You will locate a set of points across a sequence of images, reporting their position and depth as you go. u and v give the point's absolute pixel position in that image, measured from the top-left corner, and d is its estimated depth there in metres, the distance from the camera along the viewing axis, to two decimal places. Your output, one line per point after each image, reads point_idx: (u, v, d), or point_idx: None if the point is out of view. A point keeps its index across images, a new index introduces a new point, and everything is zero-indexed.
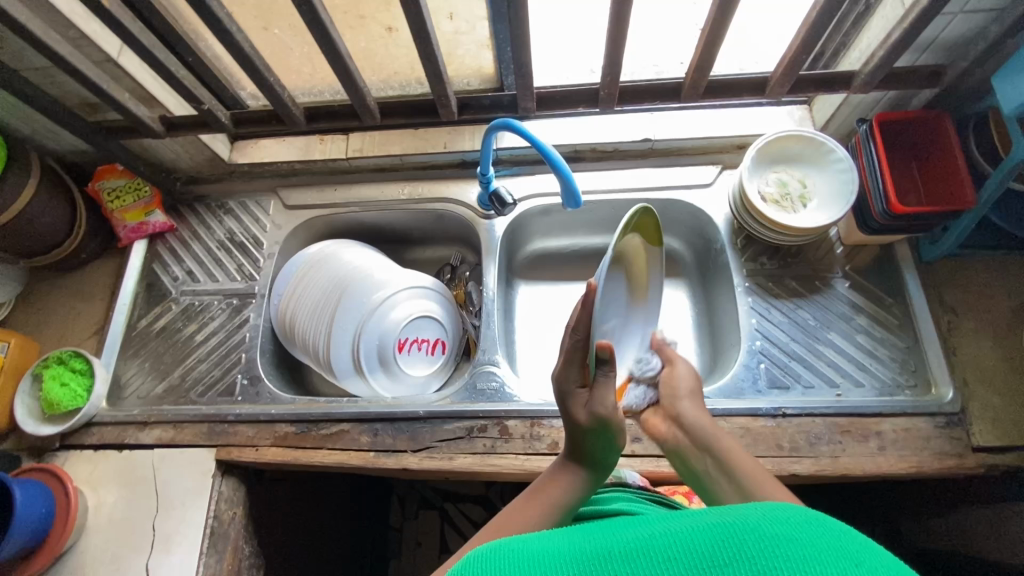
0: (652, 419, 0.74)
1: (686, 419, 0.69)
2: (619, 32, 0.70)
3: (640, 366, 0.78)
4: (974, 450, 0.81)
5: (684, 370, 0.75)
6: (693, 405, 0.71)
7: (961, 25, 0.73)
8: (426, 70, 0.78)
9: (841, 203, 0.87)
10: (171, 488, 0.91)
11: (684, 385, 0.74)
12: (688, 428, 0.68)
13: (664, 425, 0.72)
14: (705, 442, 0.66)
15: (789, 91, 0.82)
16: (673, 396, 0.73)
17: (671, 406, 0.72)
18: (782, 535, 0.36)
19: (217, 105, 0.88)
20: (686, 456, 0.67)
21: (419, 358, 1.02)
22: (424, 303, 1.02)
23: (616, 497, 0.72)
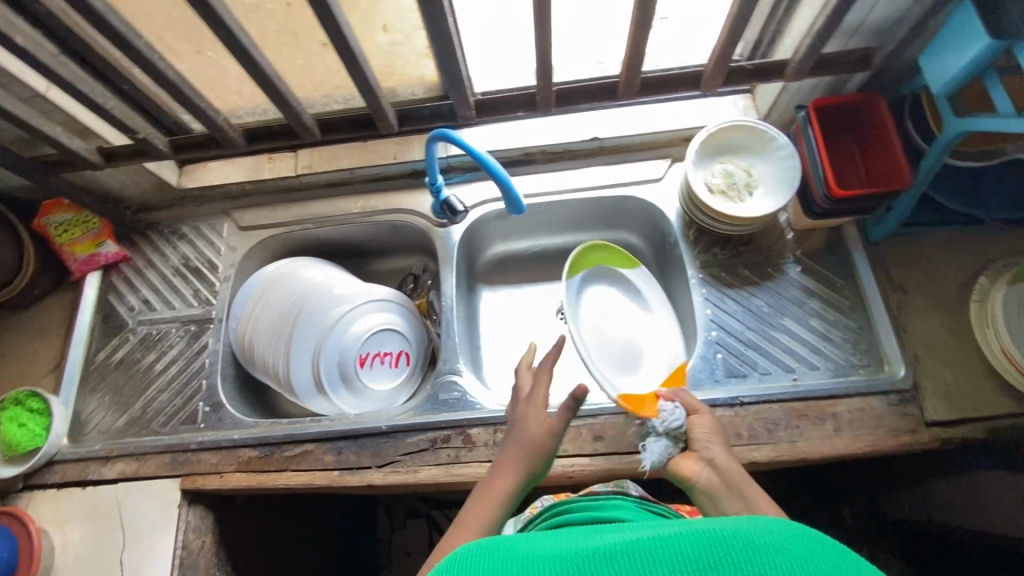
0: (682, 459, 0.71)
1: (722, 466, 0.67)
2: (544, 38, 0.70)
3: (665, 416, 0.74)
4: (928, 425, 0.82)
5: (711, 420, 0.73)
6: (727, 454, 0.69)
7: (884, 9, 0.74)
8: (358, 85, 0.78)
9: (785, 189, 0.88)
10: (137, 521, 0.90)
11: (710, 432, 0.72)
12: (724, 474, 0.66)
13: (694, 467, 0.69)
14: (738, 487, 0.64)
15: (724, 84, 0.82)
16: (706, 441, 0.71)
17: (703, 450, 0.70)
18: (765, 543, 0.38)
19: (153, 133, 0.87)
20: (716, 499, 0.65)
21: (384, 372, 1.02)
22: (386, 315, 1.02)
23: (616, 504, 0.73)
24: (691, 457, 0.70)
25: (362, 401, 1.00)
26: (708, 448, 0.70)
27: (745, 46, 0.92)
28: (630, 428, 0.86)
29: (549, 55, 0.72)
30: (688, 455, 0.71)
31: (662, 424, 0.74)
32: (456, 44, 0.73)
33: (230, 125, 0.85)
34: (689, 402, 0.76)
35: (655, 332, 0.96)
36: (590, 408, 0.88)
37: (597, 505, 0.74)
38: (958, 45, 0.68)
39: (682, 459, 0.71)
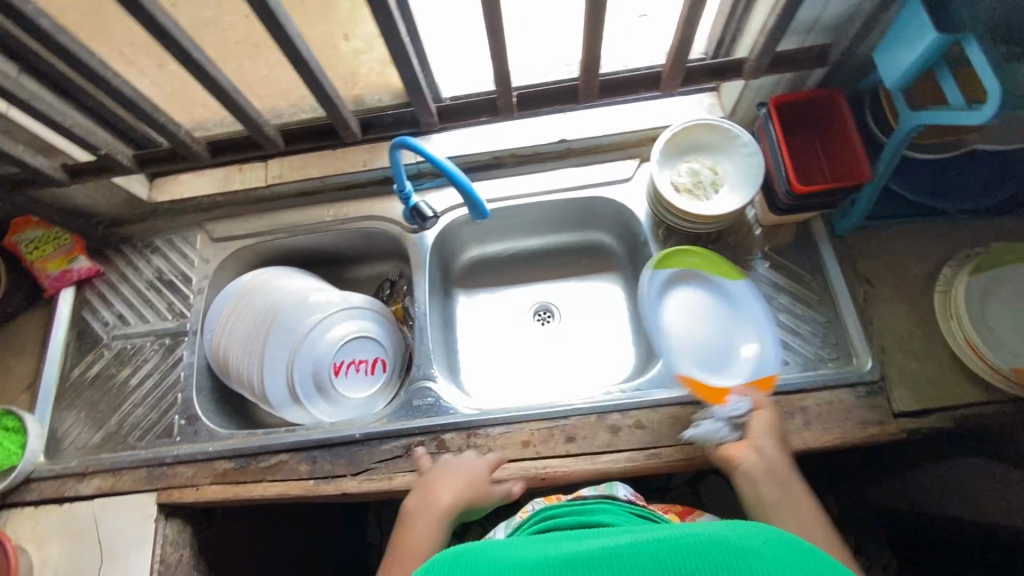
0: (732, 445, 0.78)
1: (771, 458, 0.76)
2: (499, 46, 0.71)
3: (731, 406, 0.81)
4: (895, 416, 0.83)
5: (771, 416, 0.80)
6: (775, 446, 0.78)
7: (836, 5, 0.74)
8: (317, 96, 0.78)
9: (749, 186, 0.89)
10: (115, 537, 0.90)
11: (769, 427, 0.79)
12: (768, 467, 0.75)
13: (743, 452, 0.77)
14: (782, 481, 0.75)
15: (683, 84, 0.83)
16: (757, 435, 0.78)
17: (757, 440, 0.78)
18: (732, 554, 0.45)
19: (116, 149, 0.87)
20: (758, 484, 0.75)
21: (360, 380, 1.02)
22: (361, 321, 1.03)
23: (602, 508, 0.74)
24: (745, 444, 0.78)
25: (339, 408, 1.01)
26: (761, 438, 0.78)
27: (706, 44, 0.92)
28: (602, 428, 0.87)
29: (505, 61, 0.73)
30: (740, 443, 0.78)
31: (724, 410, 0.81)
32: (411, 53, 0.73)
33: (193, 139, 0.85)
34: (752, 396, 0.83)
35: (752, 329, 0.92)
36: (562, 409, 0.88)
37: (585, 511, 0.73)
38: (908, 39, 0.68)
39: (731, 445, 0.79)
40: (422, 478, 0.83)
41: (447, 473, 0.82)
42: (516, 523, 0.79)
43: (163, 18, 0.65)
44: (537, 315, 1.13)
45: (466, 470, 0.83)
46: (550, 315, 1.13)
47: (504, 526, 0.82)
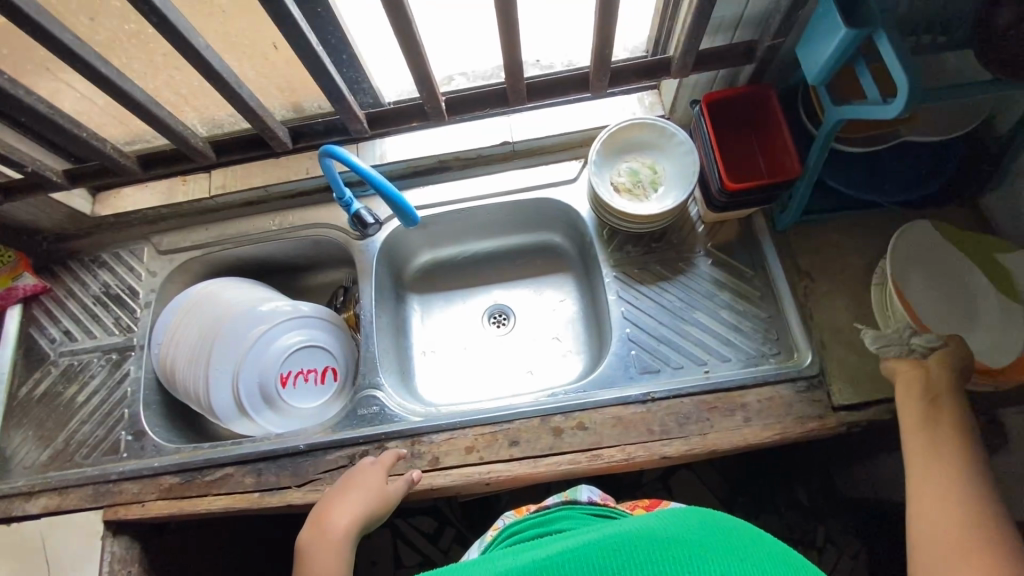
0: (906, 367, 0.75)
1: (942, 394, 0.70)
2: (415, 53, 0.71)
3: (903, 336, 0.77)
4: (835, 410, 0.83)
5: (957, 359, 0.71)
6: (950, 374, 0.71)
7: (755, 2, 0.74)
8: (239, 107, 0.78)
9: (686, 184, 0.88)
10: (60, 556, 0.89)
11: (950, 369, 0.71)
12: (935, 385, 0.71)
13: (916, 370, 0.73)
14: (939, 413, 0.69)
15: (610, 85, 0.84)
16: (936, 364, 0.72)
17: (932, 376, 0.71)
18: (682, 528, 0.48)
19: (44, 165, 0.86)
20: (910, 408, 0.72)
21: (310, 389, 1.02)
22: (312, 331, 1.02)
23: (562, 516, 0.73)
24: (923, 370, 0.73)
25: (289, 415, 1.00)
26: (937, 376, 0.71)
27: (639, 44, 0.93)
28: (545, 431, 0.86)
29: (423, 66, 0.73)
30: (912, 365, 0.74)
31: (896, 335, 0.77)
32: (328, 61, 0.73)
33: (122, 153, 0.85)
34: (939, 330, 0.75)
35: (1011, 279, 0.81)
36: (505, 414, 0.88)
37: (544, 522, 0.72)
38: (822, 34, 0.69)
39: (903, 363, 0.76)
40: (317, 509, 0.80)
41: (347, 493, 0.80)
42: (487, 542, 0.77)
43: (67, 36, 0.65)
44: (491, 319, 1.13)
45: (363, 483, 0.81)
46: (503, 318, 1.12)
47: (478, 545, 0.81)
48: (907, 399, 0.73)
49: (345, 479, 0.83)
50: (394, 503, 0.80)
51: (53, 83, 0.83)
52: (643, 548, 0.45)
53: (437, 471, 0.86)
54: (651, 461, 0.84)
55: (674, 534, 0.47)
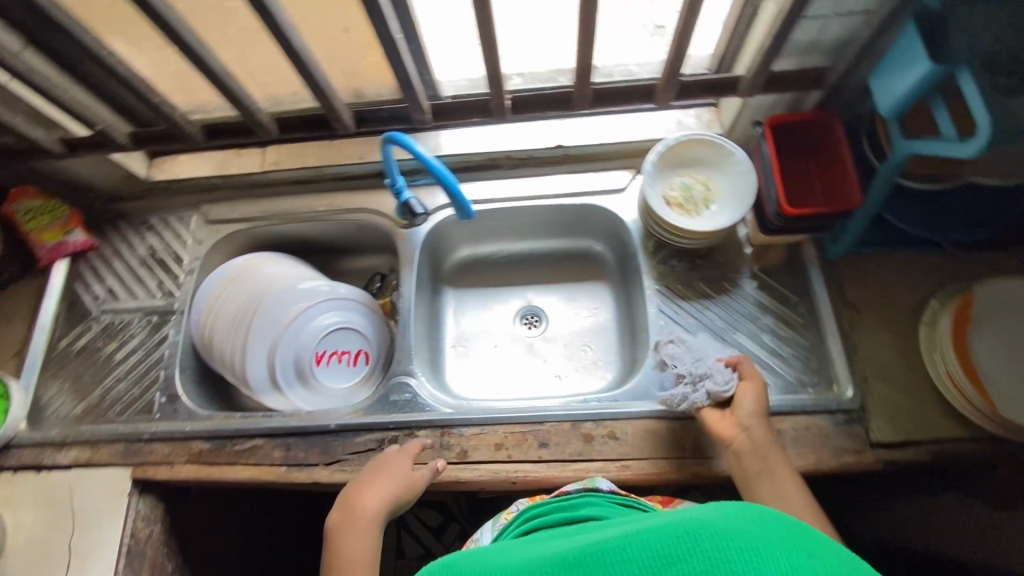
0: (718, 419, 0.80)
1: (757, 435, 0.77)
2: (491, 48, 0.71)
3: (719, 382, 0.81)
4: (871, 446, 0.83)
5: (757, 390, 0.80)
6: (761, 424, 0.78)
7: (835, 29, 0.74)
8: (311, 87, 0.78)
9: (741, 204, 0.88)
10: (88, 508, 0.91)
11: (753, 404, 0.79)
12: (757, 444, 0.76)
13: (733, 429, 0.78)
14: (763, 454, 0.75)
15: (677, 98, 0.83)
16: (748, 412, 0.78)
17: (742, 417, 0.78)
18: (757, 526, 0.44)
19: (113, 125, 0.88)
20: (743, 462, 0.76)
21: (342, 370, 1.03)
22: (349, 314, 1.04)
23: (587, 502, 0.73)
24: (733, 419, 0.79)
25: (320, 393, 1.01)
26: (748, 417, 0.78)
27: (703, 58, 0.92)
28: (576, 437, 0.86)
29: (497, 62, 0.73)
30: (721, 413, 0.81)
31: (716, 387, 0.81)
32: (405, 51, 0.74)
33: (188, 121, 0.87)
34: (742, 366, 0.82)
35: None
36: (537, 415, 0.88)
37: (572, 505, 0.73)
38: (901, 68, 0.68)
39: (722, 422, 0.80)
40: (344, 491, 0.82)
41: (374, 480, 0.81)
42: (502, 525, 0.77)
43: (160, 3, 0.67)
44: (522, 320, 1.13)
45: (389, 469, 0.83)
46: (536, 320, 1.13)
47: (491, 526, 0.80)
48: (736, 465, 0.77)
49: (372, 465, 0.84)
50: (417, 492, 0.81)
51: (130, 46, 0.84)
52: (703, 536, 0.43)
53: (464, 464, 0.87)
54: (681, 477, 0.84)
55: (738, 523, 0.44)
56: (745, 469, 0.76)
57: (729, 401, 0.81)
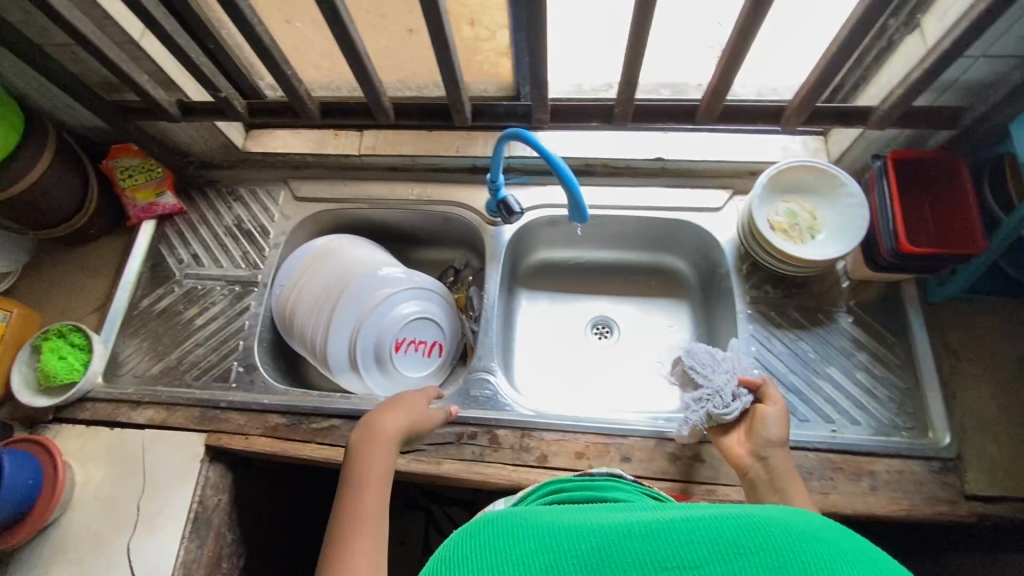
0: (736, 444, 0.79)
1: (773, 465, 0.75)
2: (636, 52, 0.71)
3: (720, 404, 0.79)
4: (967, 497, 0.80)
5: (777, 415, 0.78)
6: (780, 455, 0.76)
7: (982, 69, 0.73)
8: (444, 76, 0.77)
9: (849, 237, 0.87)
10: (159, 469, 0.91)
11: (774, 430, 0.77)
12: (775, 475, 0.74)
13: (750, 457, 0.77)
14: (779, 486, 0.73)
15: (803, 123, 0.81)
16: (766, 442, 0.76)
17: (758, 447, 0.77)
18: (839, 547, 0.35)
19: (233, 94, 0.89)
20: (758, 491, 0.75)
21: (415, 358, 1.02)
22: (426, 302, 1.02)
23: (613, 486, 0.67)
24: (748, 446, 0.78)
25: (391, 378, 1.01)
26: (764, 447, 0.76)
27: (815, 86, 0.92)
28: (659, 455, 0.85)
29: (637, 69, 0.72)
30: (741, 436, 0.80)
31: (717, 407, 0.80)
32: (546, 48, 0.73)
33: (309, 97, 0.87)
34: (765, 391, 0.81)
35: None
36: (622, 428, 0.86)
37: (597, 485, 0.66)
38: None
39: (738, 448, 0.79)
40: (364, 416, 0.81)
41: (396, 406, 0.81)
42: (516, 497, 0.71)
43: None
44: (595, 328, 1.12)
45: (409, 399, 0.84)
46: (607, 330, 1.11)
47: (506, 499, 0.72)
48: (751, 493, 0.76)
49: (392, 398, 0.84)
50: (426, 424, 0.83)
51: None
52: (786, 536, 0.35)
53: (543, 469, 0.85)
54: None
55: (818, 528, 0.36)
56: (760, 498, 0.75)
57: (747, 422, 0.80)
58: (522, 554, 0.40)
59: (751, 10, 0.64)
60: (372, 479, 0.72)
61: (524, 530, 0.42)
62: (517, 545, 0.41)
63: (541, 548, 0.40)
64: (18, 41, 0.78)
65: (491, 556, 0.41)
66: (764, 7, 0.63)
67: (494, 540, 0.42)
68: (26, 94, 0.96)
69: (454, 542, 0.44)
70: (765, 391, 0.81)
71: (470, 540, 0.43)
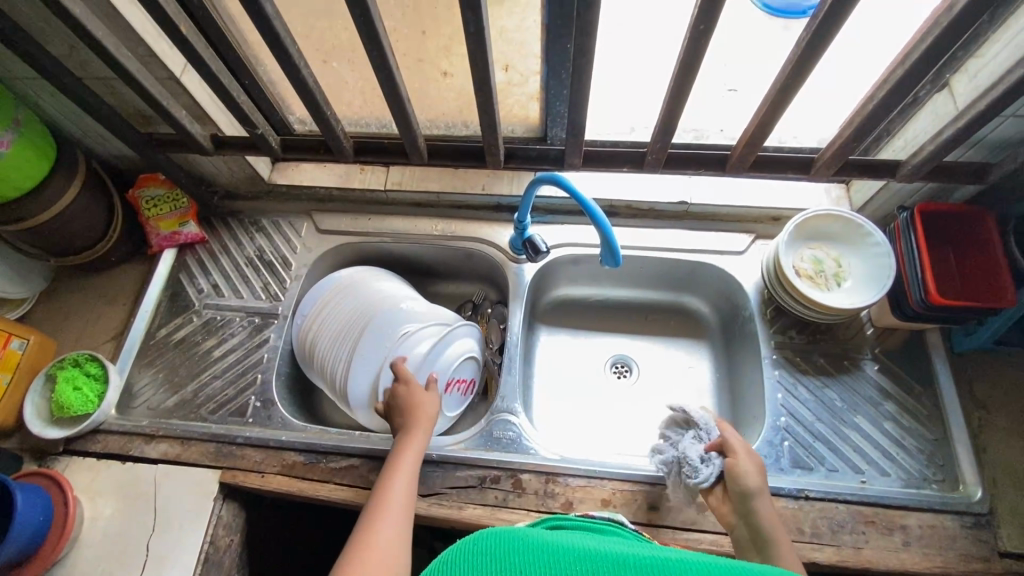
0: (718, 503, 0.77)
1: (755, 522, 0.72)
2: (675, 106, 0.72)
3: (692, 469, 0.77)
4: (1001, 555, 0.79)
5: (749, 466, 0.75)
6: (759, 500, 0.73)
7: (1011, 129, 0.74)
8: (481, 121, 0.79)
9: (876, 286, 0.88)
10: (171, 507, 0.88)
11: (749, 484, 0.74)
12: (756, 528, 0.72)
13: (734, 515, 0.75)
14: (762, 546, 0.70)
15: (833, 174, 0.82)
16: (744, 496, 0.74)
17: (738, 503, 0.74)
18: None
19: (269, 130, 0.90)
20: (745, 550, 0.73)
21: (454, 400, 0.99)
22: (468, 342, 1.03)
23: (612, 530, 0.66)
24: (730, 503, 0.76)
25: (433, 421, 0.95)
26: (743, 502, 0.74)
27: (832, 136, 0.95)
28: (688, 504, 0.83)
29: (673, 120, 0.73)
30: (722, 494, 0.77)
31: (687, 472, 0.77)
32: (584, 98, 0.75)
33: (344, 135, 0.88)
34: (727, 444, 0.78)
35: None
36: (649, 476, 0.85)
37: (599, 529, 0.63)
38: None
39: (723, 507, 0.76)
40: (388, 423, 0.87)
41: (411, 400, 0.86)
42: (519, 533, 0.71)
43: None
44: (615, 367, 1.09)
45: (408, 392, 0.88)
46: (627, 370, 1.09)
47: None
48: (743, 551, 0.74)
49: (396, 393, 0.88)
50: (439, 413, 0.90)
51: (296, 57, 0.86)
52: None
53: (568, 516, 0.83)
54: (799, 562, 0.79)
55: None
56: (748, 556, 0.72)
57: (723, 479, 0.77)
58: (523, 563, 0.40)
59: (792, 68, 0.65)
60: (400, 470, 0.78)
61: (525, 543, 0.42)
62: (518, 557, 0.41)
63: (539, 562, 0.40)
64: (62, 74, 0.79)
65: (493, 564, 0.40)
66: (805, 68, 0.64)
67: (498, 550, 0.42)
68: (59, 123, 0.97)
69: (454, 544, 0.44)
70: (727, 445, 0.78)
71: (473, 547, 0.42)
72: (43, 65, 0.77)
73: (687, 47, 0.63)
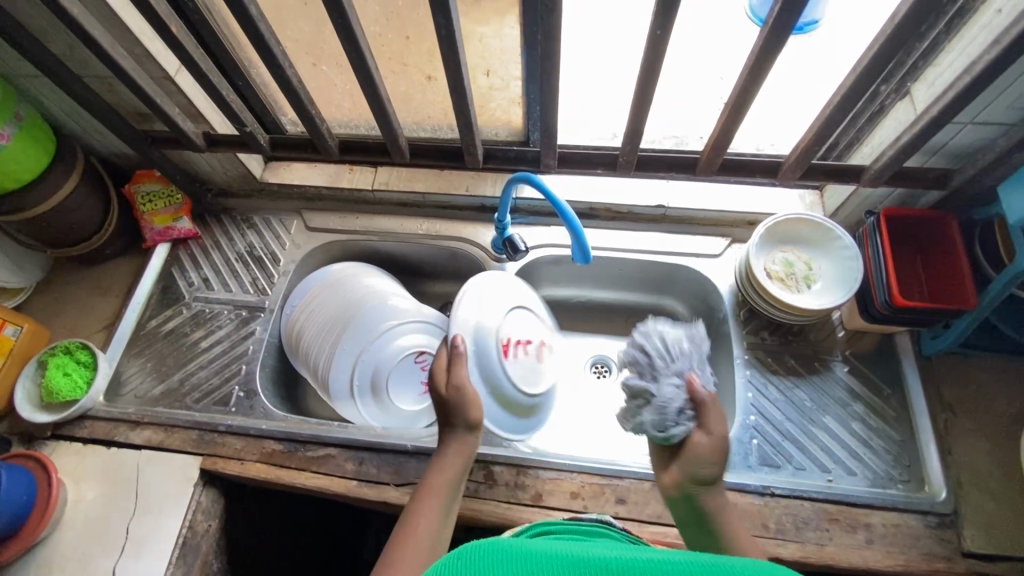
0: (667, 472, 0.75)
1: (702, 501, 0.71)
2: (642, 109, 0.74)
3: (667, 421, 0.70)
4: (964, 555, 0.80)
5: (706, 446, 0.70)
6: None
7: (971, 135, 0.76)
8: (459, 122, 0.82)
9: (844, 288, 0.90)
10: (152, 491, 0.90)
11: (701, 465, 0.70)
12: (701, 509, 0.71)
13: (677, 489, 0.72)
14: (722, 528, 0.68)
15: (800, 177, 0.85)
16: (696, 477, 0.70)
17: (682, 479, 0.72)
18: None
19: (258, 129, 0.94)
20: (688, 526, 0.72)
21: (527, 365, 0.91)
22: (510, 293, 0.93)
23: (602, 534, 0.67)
24: (676, 477, 0.72)
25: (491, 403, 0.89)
26: (691, 482, 0.71)
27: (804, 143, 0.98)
28: (655, 498, 0.84)
29: (641, 122, 0.76)
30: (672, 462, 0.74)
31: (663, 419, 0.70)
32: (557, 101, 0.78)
33: (329, 134, 0.92)
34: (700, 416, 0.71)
35: None
36: (618, 470, 0.86)
37: (586, 531, 0.67)
38: None
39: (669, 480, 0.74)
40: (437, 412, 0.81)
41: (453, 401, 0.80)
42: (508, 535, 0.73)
43: None
44: (594, 367, 1.11)
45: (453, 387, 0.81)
46: (606, 370, 1.11)
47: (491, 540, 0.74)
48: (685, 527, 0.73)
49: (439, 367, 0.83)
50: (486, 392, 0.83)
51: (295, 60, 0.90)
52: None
53: (537, 508, 0.85)
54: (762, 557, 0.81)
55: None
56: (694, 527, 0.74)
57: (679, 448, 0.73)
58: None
59: (748, 74, 0.68)
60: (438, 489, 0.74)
61: (508, 550, 0.41)
62: (504, 565, 0.39)
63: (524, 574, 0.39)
64: (62, 72, 0.83)
65: None
66: (761, 73, 0.67)
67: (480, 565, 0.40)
68: (60, 120, 1.01)
69: (436, 562, 0.42)
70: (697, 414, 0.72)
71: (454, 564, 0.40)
72: (44, 63, 0.82)
73: (647, 53, 0.66)
